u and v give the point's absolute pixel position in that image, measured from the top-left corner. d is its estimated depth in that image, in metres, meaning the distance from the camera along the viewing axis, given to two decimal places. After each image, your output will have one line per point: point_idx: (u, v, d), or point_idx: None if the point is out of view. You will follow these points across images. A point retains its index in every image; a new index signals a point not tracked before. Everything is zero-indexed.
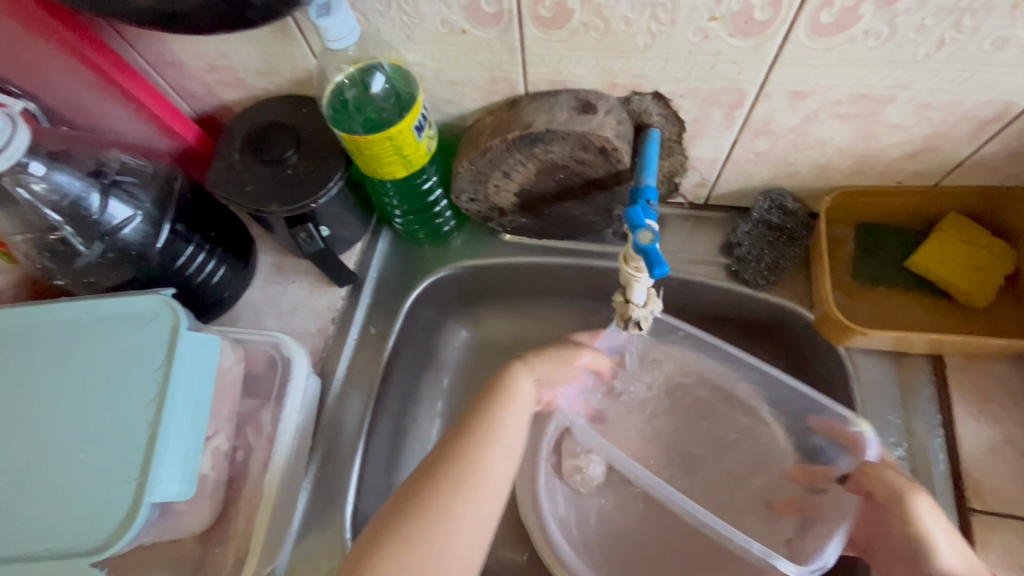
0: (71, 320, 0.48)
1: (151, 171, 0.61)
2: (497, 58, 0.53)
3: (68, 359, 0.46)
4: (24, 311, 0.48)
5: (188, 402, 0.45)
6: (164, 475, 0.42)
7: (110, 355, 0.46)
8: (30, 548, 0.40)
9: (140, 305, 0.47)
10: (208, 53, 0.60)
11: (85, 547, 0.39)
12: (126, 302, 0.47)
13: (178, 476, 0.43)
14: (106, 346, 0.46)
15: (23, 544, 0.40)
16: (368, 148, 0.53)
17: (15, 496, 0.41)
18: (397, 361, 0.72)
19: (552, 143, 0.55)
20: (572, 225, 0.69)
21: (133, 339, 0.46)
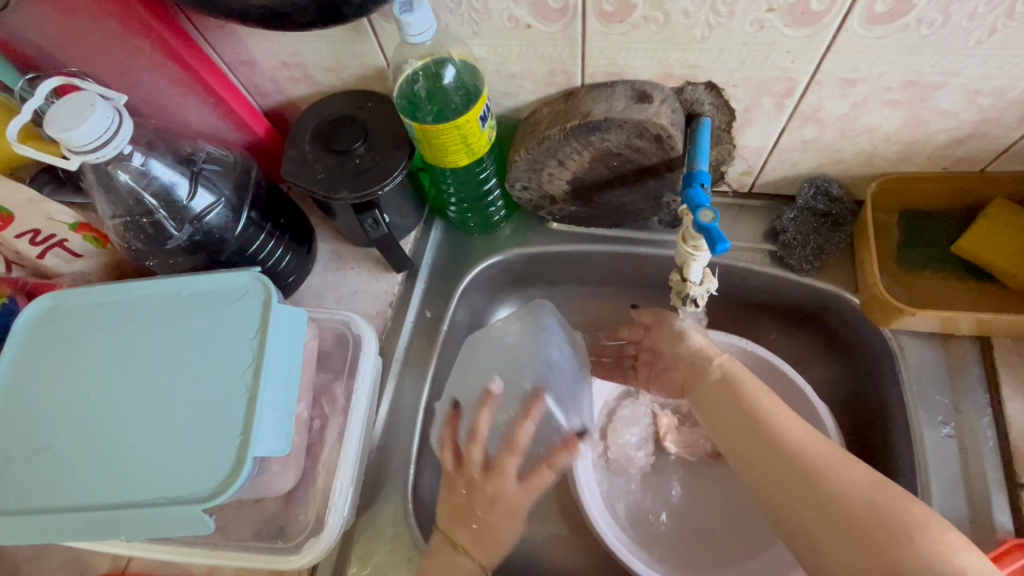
0: (172, 294, 0.52)
1: (230, 161, 0.65)
2: (558, 51, 0.56)
3: (170, 329, 0.50)
4: (129, 285, 0.52)
5: (281, 368, 0.48)
6: (264, 434, 0.45)
7: (210, 325, 0.50)
8: (147, 496, 0.44)
9: (235, 280, 0.51)
10: (283, 52, 0.64)
11: (197, 495, 0.43)
12: (222, 278, 0.51)
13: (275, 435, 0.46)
14: (206, 317, 0.50)
15: (141, 492, 0.44)
16: (437, 137, 0.57)
17: (130, 449, 0.46)
18: (450, 344, 0.75)
19: (609, 131, 0.58)
20: (620, 213, 0.71)
21: (230, 311, 0.50)
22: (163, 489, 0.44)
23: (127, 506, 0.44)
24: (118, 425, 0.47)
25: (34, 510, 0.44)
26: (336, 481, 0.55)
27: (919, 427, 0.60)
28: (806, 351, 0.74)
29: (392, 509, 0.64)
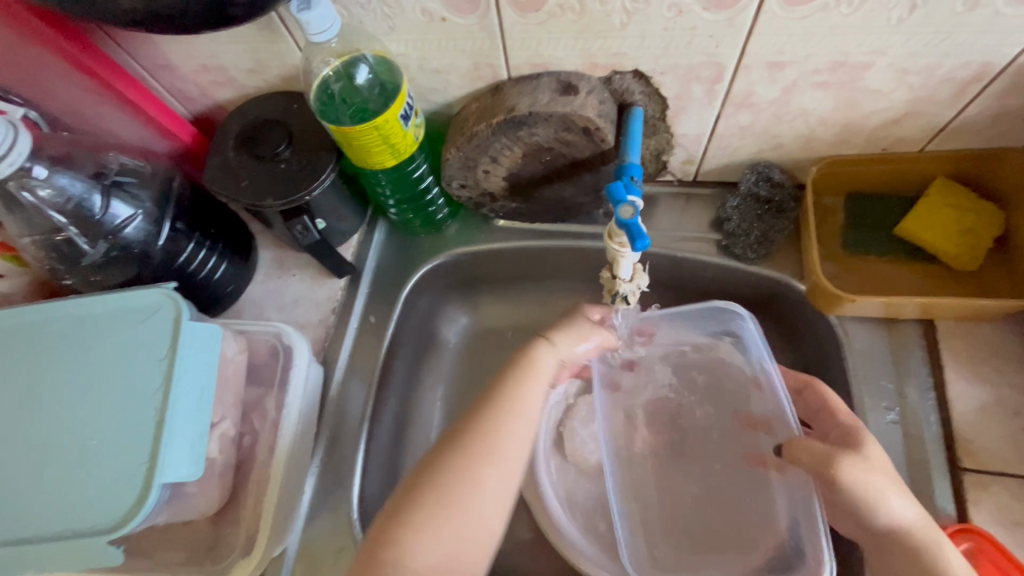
0: (78, 315, 0.50)
1: (149, 171, 0.63)
2: (478, 44, 0.54)
3: (77, 353, 0.48)
4: (33, 310, 0.50)
5: (194, 389, 0.47)
6: (174, 459, 0.44)
7: (117, 348, 0.48)
8: (51, 529, 0.42)
9: (144, 298, 0.49)
10: (199, 55, 0.62)
11: (103, 526, 0.42)
12: (129, 297, 0.49)
13: (187, 459, 0.45)
14: (113, 339, 0.48)
15: (44, 526, 0.42)
16: (356, 139, 0.55)
17: (34, 483, 0.44)
18: (397, 350, 0.74)
19: (536, 126, 0.56)
20: (563, 207, 0.70)
21: (137, 332, 0.48)
22: (68, 521, 0.42)
23: (31, 542, 0.42)
24: (23, 460, 0.45)
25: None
26: (266, 499, 0.53)
27: (864, 413, 0.59)
28: None
29: (337, 520, 0.63)
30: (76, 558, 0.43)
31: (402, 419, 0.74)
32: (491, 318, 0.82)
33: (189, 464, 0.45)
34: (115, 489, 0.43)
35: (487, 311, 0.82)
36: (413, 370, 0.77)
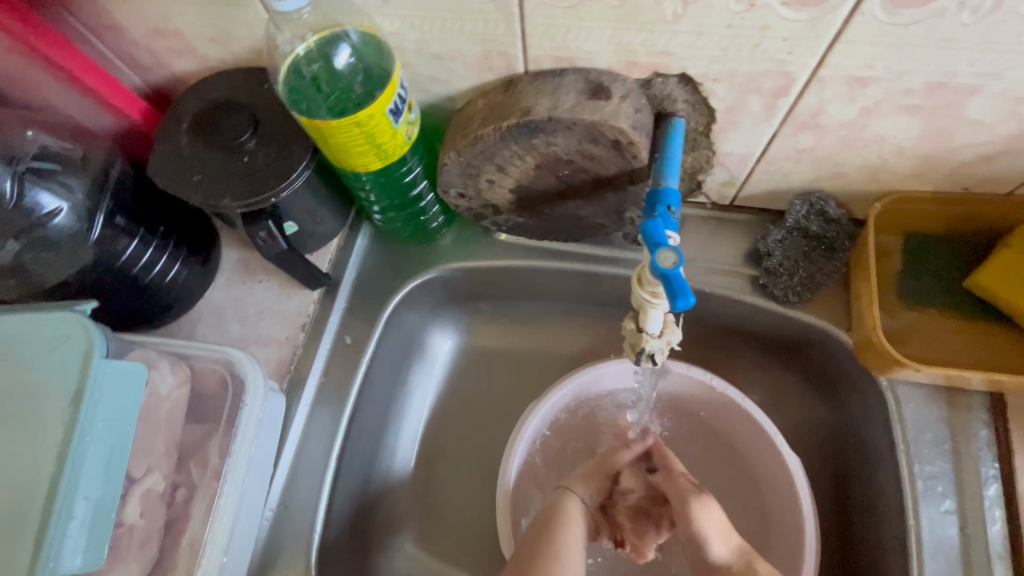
0: None
1: (82, 155, 0.52)
2: (491, 27, 0.44)
3: None
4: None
5: (102, 445, 0.39)
6: (65, 547, 0.37)
7: (15, 389, 0.39)
8: None
9: (51, 324, 0.40)
10: (149, 15, 0.50)
11: None
12: (41, 322, 0.40)
13: (81, 546, 0.37)
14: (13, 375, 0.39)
15: None
16: (333, 136, 0.45)
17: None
18: (376, 371, 0.64)
19: (555, 134, 0.46)
20: (577, 226, 0.60)
21: (41, 369, 0.39)
22: None
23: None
24: None
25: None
26: (199, 572, 0.45)
27: (915, 499, 0.50)
28: (782, 389, 0.65)
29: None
30: None
31: (375, 455, 0.65)
32: (486, 339, 0.73)
33: (81, 554, 0.37)
34: None
35: (481, 329, 0.73)
36: (393, 391, 0.68)
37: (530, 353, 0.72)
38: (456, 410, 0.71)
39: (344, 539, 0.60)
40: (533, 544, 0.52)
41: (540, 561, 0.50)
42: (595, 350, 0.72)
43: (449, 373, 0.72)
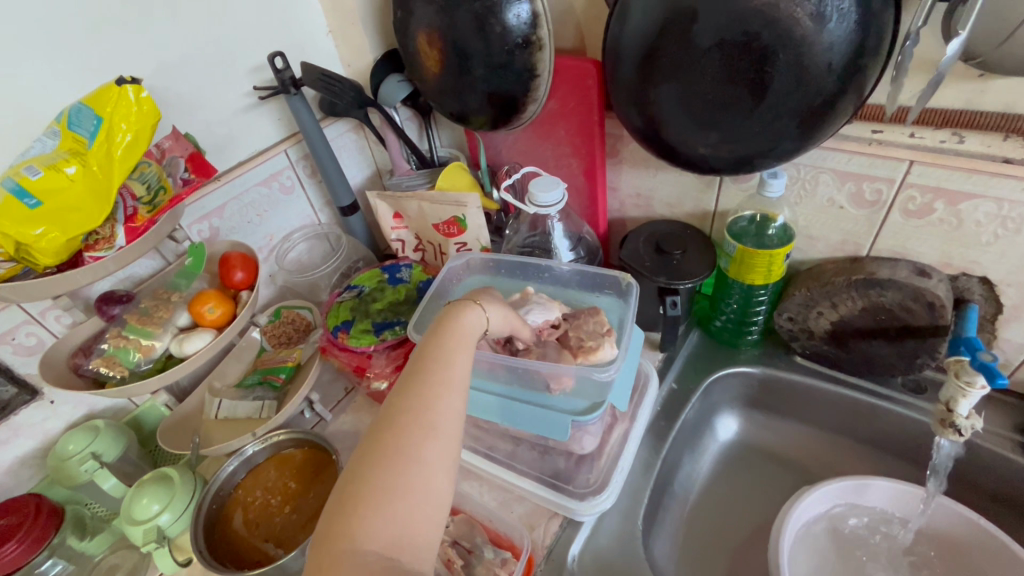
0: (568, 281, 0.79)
1: (589, 243, 0.98)
2: (858, 228, 0.80)
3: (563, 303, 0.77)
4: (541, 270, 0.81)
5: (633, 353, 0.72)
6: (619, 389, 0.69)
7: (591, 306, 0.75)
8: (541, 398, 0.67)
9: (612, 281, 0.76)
10: (642, 187, 0.98)
11: (577, 409, 0.65)
12: (606, 279, 0.76)
13: (621, 394, 0.69)
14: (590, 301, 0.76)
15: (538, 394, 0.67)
16: (749, 259, 0.83)
17: None
18: (687, 420, 0.92)
19: (888, 289, 0.77)
20: (869, 364, 0.86)
21: (604, 302, 0.76)
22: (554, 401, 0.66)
23: (522, 401, 0.68)
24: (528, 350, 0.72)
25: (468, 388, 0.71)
26: (618, 466, 0.71)
27: None
28: None
29: (621, 525, 0.77)
30: (541, 429, 0.67)
31: (668, 480, 0.90)
32: (756, 439, 0.98)
33: (621, 397, 0.69)
34: (567, 406, 0.65)
35: (755, 430, 0.98)
36: (688, 443, 0.94)
37: (790, 461, 0.96)
38: (722, 480, 0.96)
39: (645, 520, 0.83)
40: (432, 337, 0.53)
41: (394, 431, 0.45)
42: (843, 469, 0.92)
43: (720, 454, 0.98)
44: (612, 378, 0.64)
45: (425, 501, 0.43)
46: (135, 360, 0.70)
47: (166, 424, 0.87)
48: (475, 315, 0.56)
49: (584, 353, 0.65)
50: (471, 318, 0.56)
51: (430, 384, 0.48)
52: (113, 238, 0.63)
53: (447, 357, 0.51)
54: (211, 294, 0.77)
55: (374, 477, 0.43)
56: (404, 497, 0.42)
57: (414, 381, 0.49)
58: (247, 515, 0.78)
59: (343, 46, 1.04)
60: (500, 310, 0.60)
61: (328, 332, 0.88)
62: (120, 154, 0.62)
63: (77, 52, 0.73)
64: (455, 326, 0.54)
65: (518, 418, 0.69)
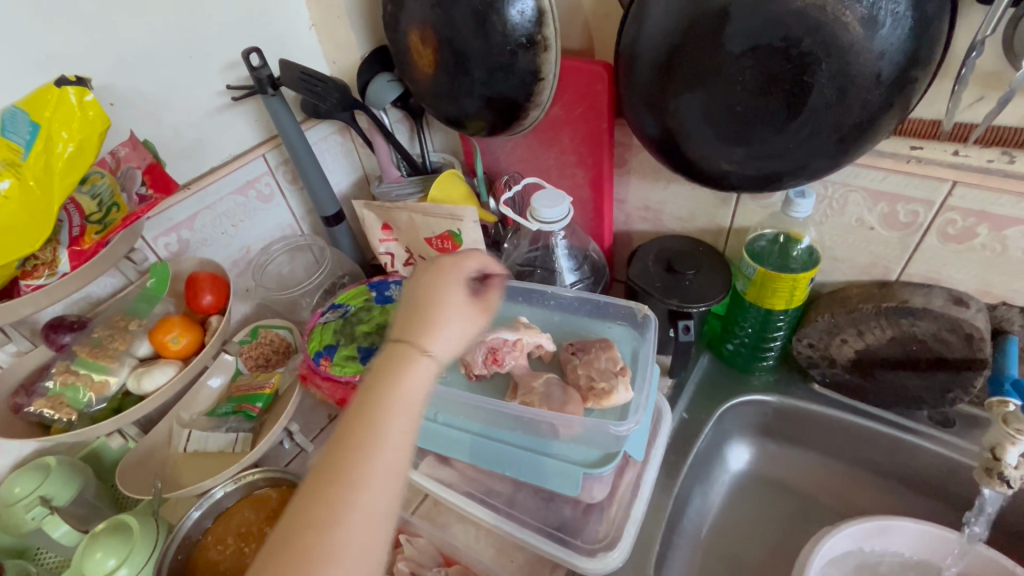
0: (574, 307, 0.72)
1: (595, 260, 0.91)
2: (888, 250, 0.73)
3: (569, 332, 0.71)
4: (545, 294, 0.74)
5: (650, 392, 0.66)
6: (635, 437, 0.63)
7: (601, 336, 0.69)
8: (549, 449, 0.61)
9: (624, 309, 0.69)
10: (651, 200, 0.91)
11: (588, 463, 0.59)
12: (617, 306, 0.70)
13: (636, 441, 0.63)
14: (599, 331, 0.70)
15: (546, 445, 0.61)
16: (771, 283, 0.76)
17: None
18: (699, 452, 0.85)
19: (921, 319, 0.71)
20: (895, 395, 0.80)
21: (614, 332, 0.69)
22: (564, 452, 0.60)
23: (530, 451, 0.61)
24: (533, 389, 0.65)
25: (473, 435, 0.64)
26: (630, 516, 0.65)
27: None
28: None
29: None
30: (548, 480, 0.61)
31: (678, 518, 0.83)
32: (769, 470, 0.92)
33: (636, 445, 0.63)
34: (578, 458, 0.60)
35: (768, 461, 0.92)
36: (699, 477, 0.88)
37: (806, 494, 0.89)
38: (734, 515, 0.89)
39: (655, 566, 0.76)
40: (373, 383, 0.43)
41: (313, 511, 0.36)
42: (862, 503, 0.87)
43: (731, 487, 0.91)
44: (629, 434, 0.57)
45: None
46: (87, 400, 0.63)
47: (126, 464, 0.77)
48: (422, 366, 0.45)
49: (597, 398, 0.59)
50: (420, 364, 0.45)
51: (365, 441, 0.39)
52: (56, 263, 0.55)
53: (401, 406, 0.41)
54: (176, 320, 0.69)
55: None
56: None
57: (346, 432, 0.40)
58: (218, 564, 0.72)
59: (327, 40, 0.95)
60: (450, 338, 0.49)
61: (309, 358, 0.80)
62: (61, 166, 0.53)
63: (18, 44, 0.64)
64: (397, 373, 0.44)
65: (523, 467, 0.62)
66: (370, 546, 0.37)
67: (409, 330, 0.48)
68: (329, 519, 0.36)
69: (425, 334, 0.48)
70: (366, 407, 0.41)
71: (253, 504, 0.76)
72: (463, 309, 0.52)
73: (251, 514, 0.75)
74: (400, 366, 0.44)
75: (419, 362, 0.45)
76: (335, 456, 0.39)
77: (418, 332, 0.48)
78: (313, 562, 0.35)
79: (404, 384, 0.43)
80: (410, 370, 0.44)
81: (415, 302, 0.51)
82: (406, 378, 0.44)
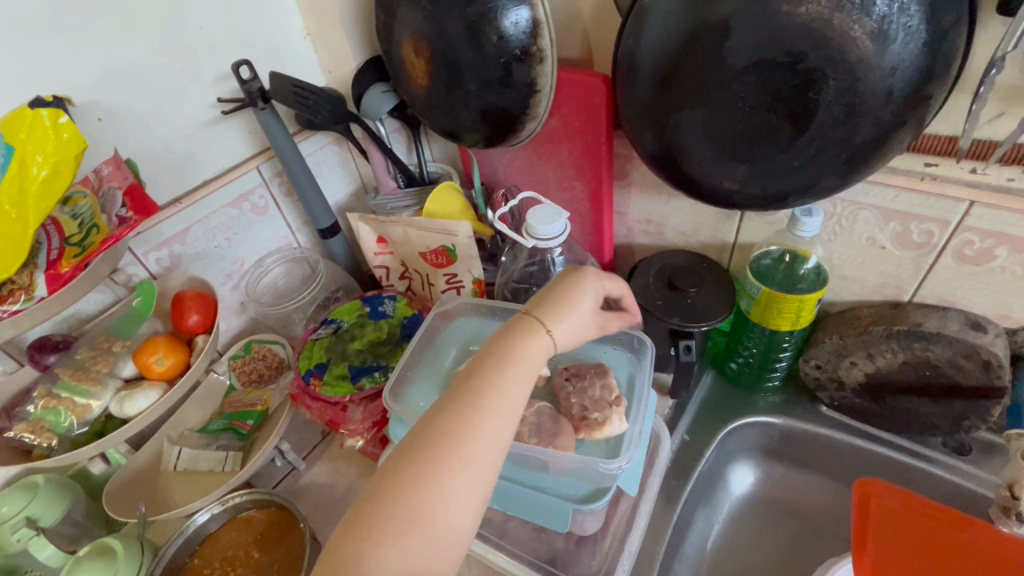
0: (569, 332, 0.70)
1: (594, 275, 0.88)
2: (901, 271, 0.70)
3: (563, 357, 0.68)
4: None
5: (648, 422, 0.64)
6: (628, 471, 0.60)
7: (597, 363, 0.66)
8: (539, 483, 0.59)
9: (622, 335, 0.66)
10: (653, 214, 0.88)
11: (578, 499, 0.58)
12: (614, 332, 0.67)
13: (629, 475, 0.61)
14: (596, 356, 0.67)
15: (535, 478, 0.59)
16: (777, 303, 0.73)
17: None
18: (701, 475, 0.82)
19: (936, 344, 0.67)
20: (906, 421, 0.77)
21: (612, 357, 0.66)
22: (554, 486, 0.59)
23: (519, 483, 0.60)
24: None
25: None
26: (624, 549, 0.62)
27: None
28: None
29: None
30: (537, 514, 0.60)
31: (678, 544, 0.80)
32: (775, 493, 0.88)
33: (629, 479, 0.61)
34: (568, 493, 0.58)
35: (773, 484, 0.89)
36: (700, 500, 0.85)
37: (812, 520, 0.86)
38: (737, 540, 0.86)
39: None
40: (485, 357, 0.50)
41: (428, 441, 0.45)
42: None
43: (735, 510, 0.88)
44: (619, 472, 0.54)
45: (443, 542, 0.42)
46: (68, 425, 0.62)
47: (115, 484, 0.76)
48: (540, 345, 0.52)
49: (590, 429, 0.56)
50: (533, 343, 0.51)
51: (480, 388, 0.48)
52: (33, 287, 0.54)
53: (507, 363, 0.49)
54: (161, 341, 0.67)
55: (404, 490, 0.42)
56: (419, 524, 0.41)
57: (469, 382, 0.48)
58: None
59: (323, 50, 0.93)
60: (571, 326, 0.55)
61: (300, 376, 0.79)
62: (36, 189, 0.52)
63: (4, 60, 0.63)
64: (509, 349, 0.51)
65: (513, 498, 0.61)
66: (468, 499, 0.43)
67: (539, 308, 0.55)
68: (441, 456, 0.44)
69: (547, 319, 0.54)
70: (485, 372, 0.49)
71: (241, 526, 0.75)
72: (582, 304, 0.56)
73: (238, 536, 0.74)
74: (519, 338, 0.52)
75: (538, 336, 0.52)
76: (447, 402, 0.47)
77: (540, 316, 0.54)
78: (415, 479, 0.43)
79: (509, 355, 0.50)
80: (528, 339, 0.52)
81: (550, 290, 0.57)
82: (511, 350, 0.51)
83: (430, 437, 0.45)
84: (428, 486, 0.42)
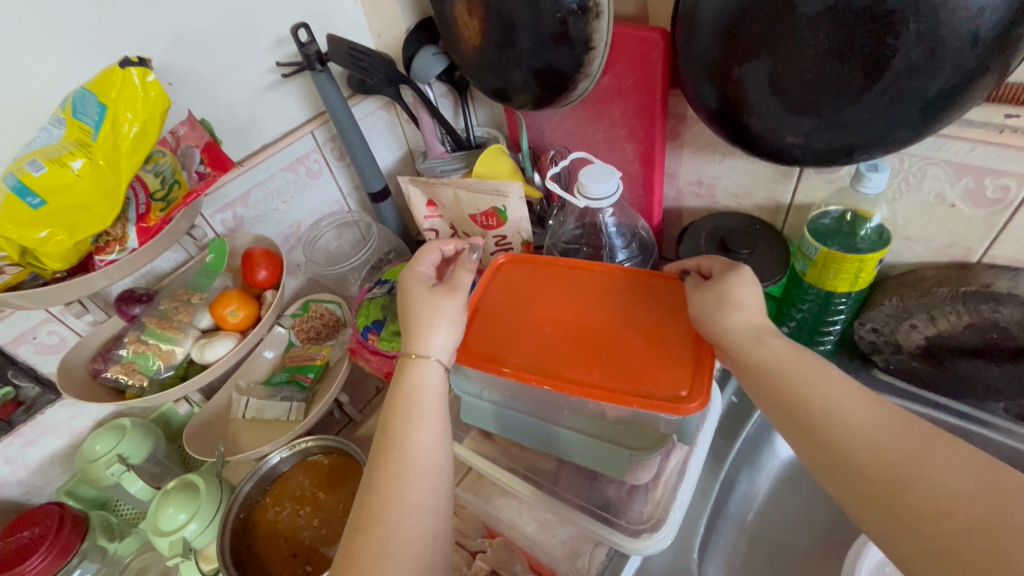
0: None
1: (644, 237, 0.88)
2: (971, 230, 0.67)
3: None
4: None
5: None
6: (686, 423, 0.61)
7: None
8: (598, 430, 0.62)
9: None
10: (705, 175, 0.86)
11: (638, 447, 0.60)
12: None
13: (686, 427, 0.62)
14: None
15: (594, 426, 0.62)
16: (834, 264, 0.71)
17: None
18: (746, 436, 0.83)
19: (1006, 305, 0.65)
20: (966, 384, 0.75)
21: None
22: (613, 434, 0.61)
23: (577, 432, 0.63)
24: None
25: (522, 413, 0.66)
26: (675, 499, 0.64)
27: None
28: None
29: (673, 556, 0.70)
30: (596, 461, 0.63)
31: (723, 501, 0.82)
32: None
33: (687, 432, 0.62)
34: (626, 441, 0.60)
35: None
36: (746, 461, 0.85)
37: None
38: (782, 501, 0.87)
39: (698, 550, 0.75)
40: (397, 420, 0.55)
41: (377, 485, 0.51)
42: None
43: (781, 473, 0.88)
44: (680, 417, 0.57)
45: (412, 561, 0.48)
46: (156, 367, 0.67)
47: (193, 427, 0.82)
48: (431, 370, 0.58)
49: None
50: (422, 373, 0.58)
51: (402, 423, 0.55)
52: (126, 239, 0.58)
53: (416, 403, 0.56)
54: (234, 294, 0.72)
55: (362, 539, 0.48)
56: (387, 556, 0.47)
57: (395, 421, 0.55)
58: (270, 523, 0.76)
59: (373, 14, 0.94)
60: (446, 334, 0.61)
61: (358, 332, 0.82)
62: (128, 146, 0.56)
63: (86, 28, 0.67)
64: (409, 389, 0.57)
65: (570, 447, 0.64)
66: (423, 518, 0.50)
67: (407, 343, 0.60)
68: (392, 493, 0.50)
69: (418, 346, 0.59)
70: (403, 414, 0.55)
71: (308, 470, 0.80)
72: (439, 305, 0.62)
73: (305, 479, 0.80)
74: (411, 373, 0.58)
75: (421, 368, 0.58)
76: (380, 447, 0.54)
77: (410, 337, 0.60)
78: (379, 520, 0.49)
79: (417, 393, 0.57)
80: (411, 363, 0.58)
81: (404, 313, 0.63)
82: (416, 396, 0.56)
83: (380, 478, 0.52)
84: (386, 516, 0.49)
